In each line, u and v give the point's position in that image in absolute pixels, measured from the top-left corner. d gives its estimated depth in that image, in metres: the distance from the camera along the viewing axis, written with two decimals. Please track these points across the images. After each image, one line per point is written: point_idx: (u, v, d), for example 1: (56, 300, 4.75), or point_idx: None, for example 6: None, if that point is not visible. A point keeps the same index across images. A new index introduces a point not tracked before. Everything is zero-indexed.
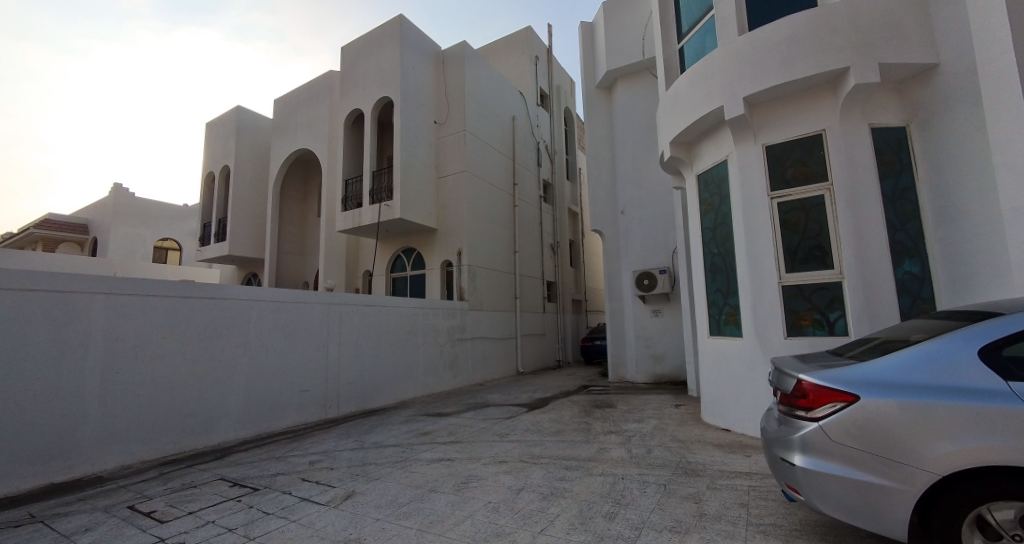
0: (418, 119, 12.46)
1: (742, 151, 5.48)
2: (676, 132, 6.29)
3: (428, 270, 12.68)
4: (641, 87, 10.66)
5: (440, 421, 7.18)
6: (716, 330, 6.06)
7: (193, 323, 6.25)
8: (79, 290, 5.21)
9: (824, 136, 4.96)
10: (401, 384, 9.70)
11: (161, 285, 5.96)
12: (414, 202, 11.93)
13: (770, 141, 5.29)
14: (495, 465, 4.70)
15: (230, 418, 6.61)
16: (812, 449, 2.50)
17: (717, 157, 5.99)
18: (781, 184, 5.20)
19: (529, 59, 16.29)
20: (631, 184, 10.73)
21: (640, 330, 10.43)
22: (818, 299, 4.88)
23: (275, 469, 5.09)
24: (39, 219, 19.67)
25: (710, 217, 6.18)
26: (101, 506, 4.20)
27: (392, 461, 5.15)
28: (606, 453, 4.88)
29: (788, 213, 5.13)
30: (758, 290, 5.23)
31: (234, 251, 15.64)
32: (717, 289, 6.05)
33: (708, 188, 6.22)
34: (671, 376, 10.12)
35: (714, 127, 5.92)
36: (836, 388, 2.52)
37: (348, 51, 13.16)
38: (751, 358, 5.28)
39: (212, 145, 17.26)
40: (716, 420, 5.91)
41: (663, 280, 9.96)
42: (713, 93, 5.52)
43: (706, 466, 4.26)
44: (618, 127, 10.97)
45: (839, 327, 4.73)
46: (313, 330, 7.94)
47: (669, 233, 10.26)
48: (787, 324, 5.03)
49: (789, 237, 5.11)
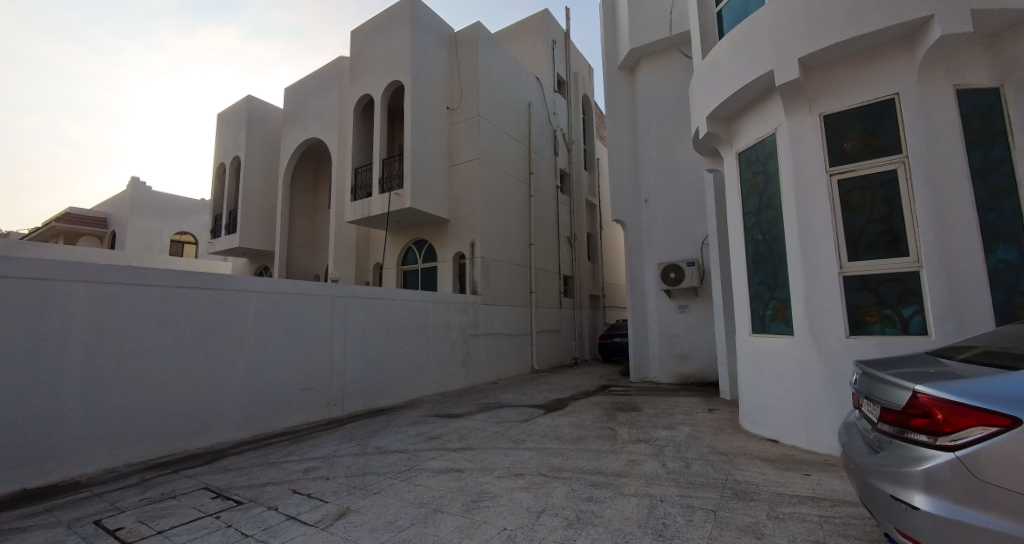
0: (430, 104, 11.90)
1: (794, 123, 4.79)
2: (714, 105, 5.62)
3: (439, 263, 12.13)
4: (667, 67, 9.95)
5: (451, 423, 6.64)
6: (759, 327, 5.37)
7: (185, 315, 5.77)
8: (58, 279, 4.76)
9: (897, 100, 4.22)
10: (410, 382, 9.15)
11: (152, 274, 5.50)
12: (425, 191, 11.37)
13: (828, 109, 4.58)
14: (511, 480, 4.11)
15: (226, 417, 6.13)
16: (944, 491, 1.85)
17: (761, 133, 5.29)
18: (841, 159, 4.50)
19: (546, 43, 15.59)
20: (655, 170, 10.02)
21: (665, 327, 9.74)
22: (888, 292, 4.18)
23: (265, 477, 4.59)
24: (59, 213, 19.74)
25: (753, 199, 5.48)
26: (65, 520, 3.76)
27: (395, 470, 4.61)
28: (637, 467, 4.24)
29: (851, 193, 4.44)
30: (814, 282, 4.56)
31: (245, 244, 15.32)
32: (761, 281, 5.35)
33: (751, 166, 5.52)
34: (699, 376, 9.37)
35: (761, 98, 5.20)
36: (974, 405, 1.87)
37: (358, 34, 12.64)
38: (804, 359, 4.61)
39: (223, 137, 16.95)
40: (759, 429, 5.24)
41: (691, 273, 9.21)
42: (762, 57, 4.84)
43: (757, 487, 3.61)
44: (641, 110, 10.28)
45: (915, 325, 4.03)
46: (316, 323, 7.42)
47: (697, 222, 9.52)
48: (849, 321, 4.34)
49: (851, 220, 4.42)
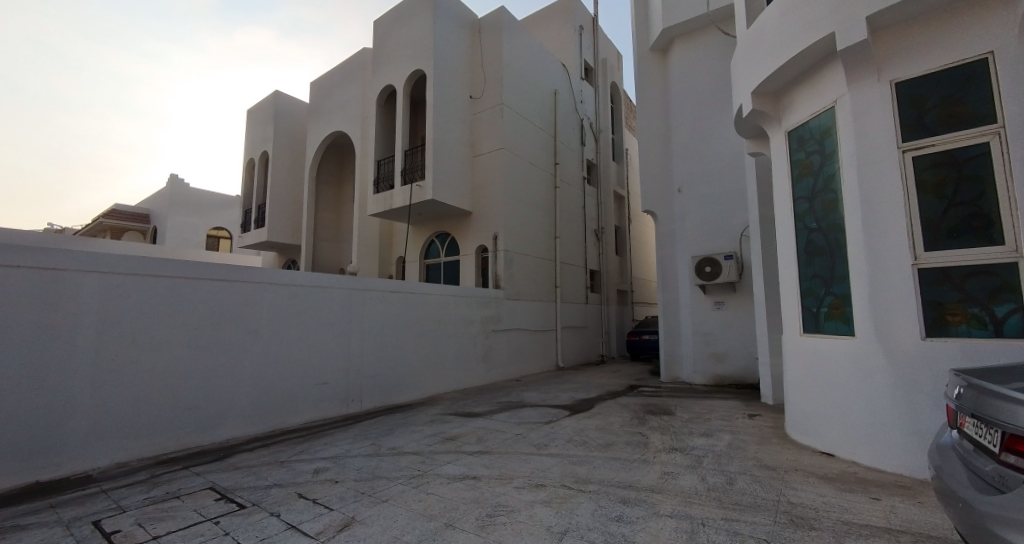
0: (451, 93, 11.55)
1: (859, 94, 4.19)
2: (761, 80, 5.06)
3: (462, 256, 11.83)
4: (702, 47, 9.29)
5: (470, 422, 6.30)
6: (813, 326, 4.80)
7: (197, 307, 5.58)
8: (68, 269, 4.61)
9: (991, 59, 3.56)
10: (429, 378, 8.89)
11: (164, 265, 5.32)
12: (446, 183, 11.04)
13: (902, 76, 3.97)
14: (530, 491, 3.71)
15: (240, 412, 5.96)
16: None
17: (817, 107, 4.71)
18: (917, 132, 3.90)
19: (573, 28, 15.01)
20: (690, 157, 9.40)
21: (699, 324, 9.15)
22: (975, 287, 3.57)
23: (272, 479, 4.33)
24: (105, 209, 20.47)
25: (807, 182, 4.91)
26: (64, 520, 3.55)
27: (407, 475, 4.27)
28: (672, 482, 3.78)
29: (929, 171, 3.82)
30: (881, 275, 3.98)
31: (272, 238, 15.40)
32: (815, 275, 4.78)
33: (804, 146, 4.95)
34: (737, 377, 8.76)
35: (817, 68, 4.61)
36: None
37: (380, 24, 12.40)
38: (868, 364, 4.04)
39: (251, 132, 17.08)
40: (811, 441, 4.68)
41: (729, 267, 8.59)
42: (820, 20, 4.25)
43: (817, 513, 3.10)
44: (674, 93, 9.64)
45: (1010, 326, 3.42)
46: (333, 317, 7.19)
47: (735, 212, 8.87)
48: (925, 321, 3.74)
49: (928, 203, 3.82)
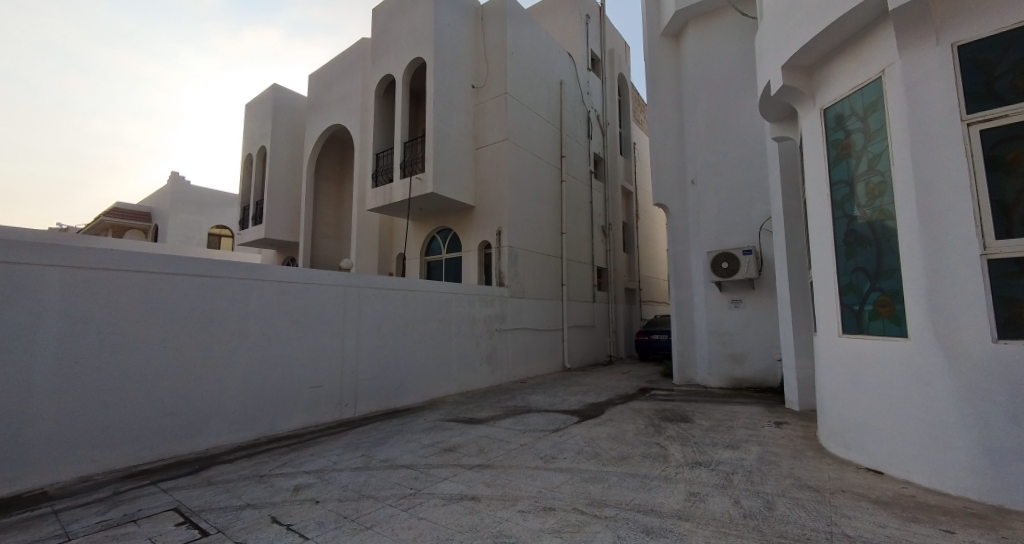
0: (454, 82, 11.08)
1: (913, 61, 3.67)
2: (795, 51, 4.54)
3: (464, 252, 11.34)
4: (718, 30, 8.77)
5: (471, 430, 5.82)
6: (853, 327, 4.27)
7: (176, 305, 5.05)
8: (25, 262, 4.08)
9: None
10: (429, 380, 8.40)
11: (140, 258, 4.77)
12: (449, 175, 10.56)
13: (966, 39, 3.44)
14: (537, 517, 3.21)
15: (224, 419, 5.48)
16: None
17: (858, 81, 4.19)
18: (985, 102, 3.37)
19: (580, 17, 14.49)
20: (704, 147, 8.88)
21: (715, 324, 8.61)
22: None
23: (247, 497, 3.86)
24: (107, 207, 20.19)
25: (846, 165, 4.38)
26: None
27: (398, 494, 3.79)
28: (701, 506, 3.28)
29: (1000, 147, 3.29)
30: (941, 266, 3.45)
31: (269, 235, 14.99)
32: (856, 268, 4.25)
33: (842, 125, 4.42)
34: (756, 380, 8.23)
35: (861, 35, 4.08)
36: None
37: (381, 10, 11.88)
38: (924, 369, 3.51)
39: (250, 126, 16.66)
40: (854, 455, 4.16)
41: (747, 262, 8.06)
42: None
43: None
44: (688, 79, 9.12)
45: None
46: (326, 315, 6.69)
47: (753, 205, 8.34)
48: (996, 321, 3.21)
49: (999, 184, 3.28)
